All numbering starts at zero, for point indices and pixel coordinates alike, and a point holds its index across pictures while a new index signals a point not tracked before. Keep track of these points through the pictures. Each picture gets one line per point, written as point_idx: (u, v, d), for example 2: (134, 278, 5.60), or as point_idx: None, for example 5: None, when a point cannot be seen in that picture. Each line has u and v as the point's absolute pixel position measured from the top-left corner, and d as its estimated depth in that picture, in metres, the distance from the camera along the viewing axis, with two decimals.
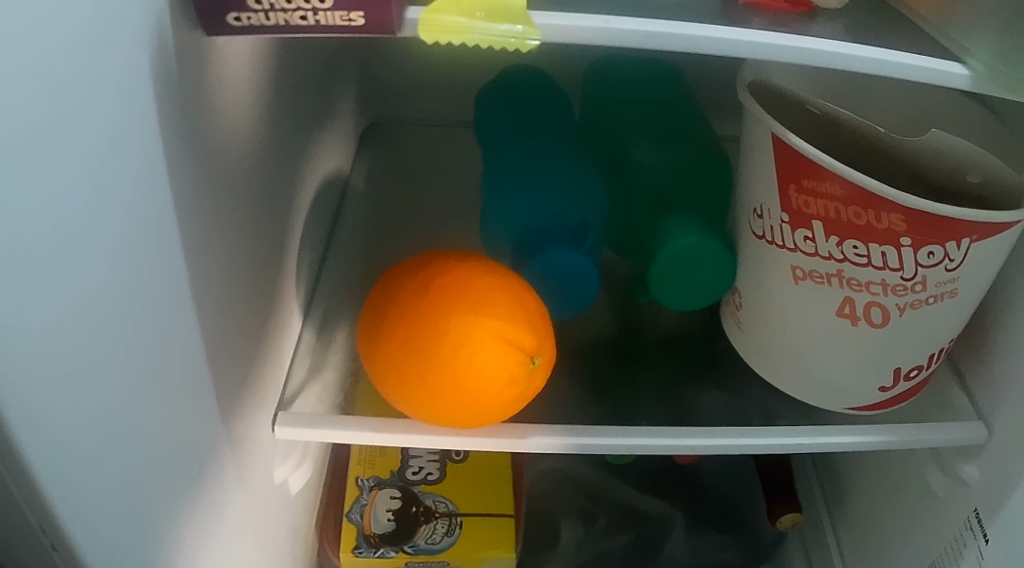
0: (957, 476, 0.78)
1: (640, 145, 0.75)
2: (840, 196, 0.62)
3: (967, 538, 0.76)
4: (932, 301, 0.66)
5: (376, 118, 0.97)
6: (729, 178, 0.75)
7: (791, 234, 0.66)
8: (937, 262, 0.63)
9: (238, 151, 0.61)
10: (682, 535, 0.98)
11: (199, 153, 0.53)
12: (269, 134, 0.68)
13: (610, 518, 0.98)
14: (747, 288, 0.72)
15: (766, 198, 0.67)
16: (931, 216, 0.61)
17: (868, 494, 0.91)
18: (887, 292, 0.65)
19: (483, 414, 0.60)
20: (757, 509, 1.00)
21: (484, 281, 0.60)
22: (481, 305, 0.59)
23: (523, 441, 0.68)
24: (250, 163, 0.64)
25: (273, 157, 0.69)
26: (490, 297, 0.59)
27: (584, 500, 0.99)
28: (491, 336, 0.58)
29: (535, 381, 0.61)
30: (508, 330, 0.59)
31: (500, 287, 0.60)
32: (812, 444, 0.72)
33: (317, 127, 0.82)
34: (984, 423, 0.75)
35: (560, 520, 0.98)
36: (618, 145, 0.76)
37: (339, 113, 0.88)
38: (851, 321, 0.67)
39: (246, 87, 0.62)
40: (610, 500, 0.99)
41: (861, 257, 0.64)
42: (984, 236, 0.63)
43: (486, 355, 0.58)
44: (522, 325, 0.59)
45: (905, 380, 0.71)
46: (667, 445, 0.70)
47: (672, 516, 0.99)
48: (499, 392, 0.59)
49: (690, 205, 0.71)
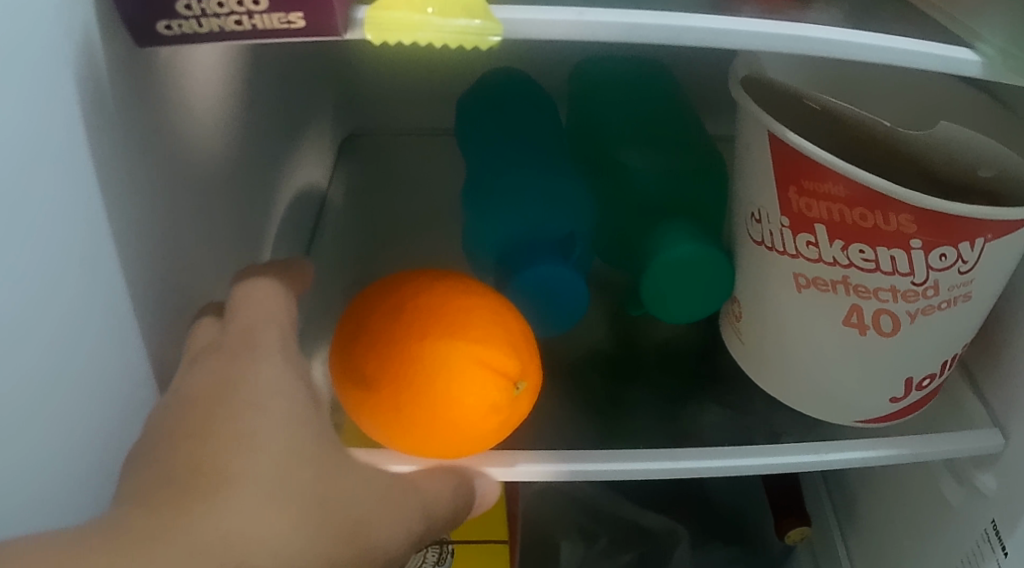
0: (974, 487, 0.73)
1: (629, 147, 0.70)
2: (843, 197, 0.58)
3: (985, 552, 0.72)
4: (945, 306, 0.61)
5: (356, 127, 0.93)
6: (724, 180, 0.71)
7: (792, 239, 0.61)
8: (949, 265, 0.59)
9: (185, 170, 0.57)
10: (688, 551, 0.93)
11: (122, 167, 0.49)
12: (228, 148, 0.64)
13: (613, 537, 0.93)
14: (746, 296, 0.67)
15: (763, 201, 0.62)
16: (944, 215, 0.57)
17: (879, 506, 0.86)
18: (897, 298, 0.61)
19: (465, 444, 0.56)
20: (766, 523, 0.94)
21: (462, 303, 0.56)
22: (459, 329, 0.54)
23: (510, 470, 0.64)
24: (202, 182, 0.59)
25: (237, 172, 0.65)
26: (469, 319, 0.55)
27: (585, 520, 0.94)
28: (471, 361, 0.53)
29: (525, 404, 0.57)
30: (490, 352, 0.54)
31: (480, 309, 0.56)
32: (820, 461, 0.67)
33: (287, 140, 0.77)
34: (1001, 430, 0.70)
35: (559, 541, 0.93)
36: (605, 148, 0.71)
37: (311, 124, 0.83)
38: (859, 330, 0.63)
39: (193, 97, 0.57)
40: (611, 517, 0.94)
41: (868, 262, 0.60)
42: (999, 236, 0.59)
43: (468, 380, 0.53)
44: (504, 346, 0.55)
45: (917, 390, 0.67)
46: (667, 469, 0.66)
47: (676, 531, 0.94)
48: (481, 421, 0.54)
49: (685, 208, 0.66)
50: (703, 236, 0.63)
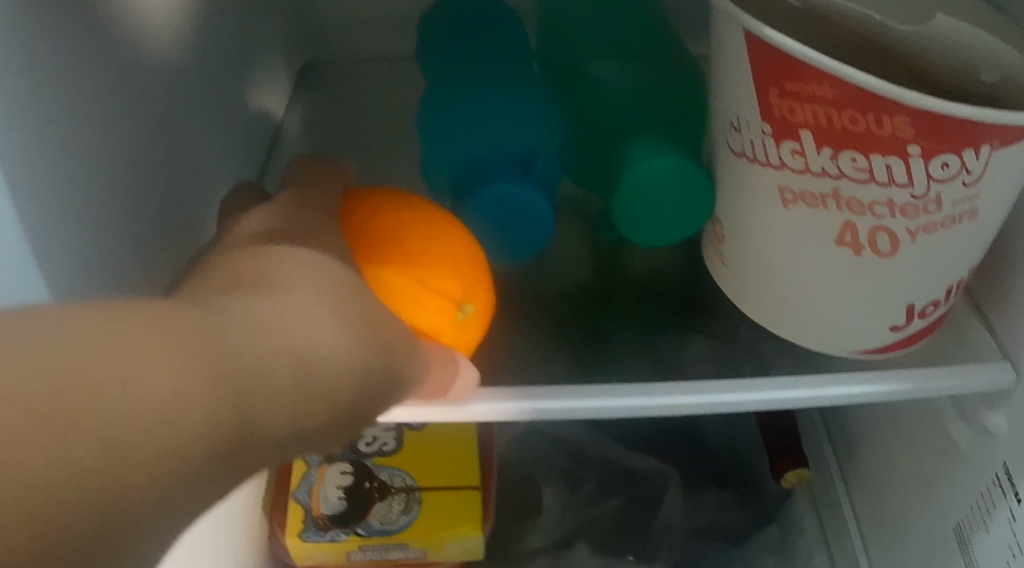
0: (982, 425, 0.68)
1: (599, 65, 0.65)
2: (830, 99, 0.52)
3: (997, 498, 0.66)
4: (948, 224, 0.55)
5: (316, 57, 0.87)
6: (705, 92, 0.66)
7: (776, 149, 0.55)
8: (953, 175, 0.53)
9: (103, 89, 0.51)
10: (678, 498, 0.89)
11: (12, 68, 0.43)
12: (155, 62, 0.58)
13: (598, 480, 0.88)
14: (730, 217, 0.61)
15: (744, 108, 0.56)
16: (944, 118, 0.51)
17: (882, 452, 0.81)
18: (894, 213, 0.55)
19: None
20: (761, 466, 0.90)
21: (400, 220, 0.55)
22: (397, 247, 0.53)
23: (463, 408, 0.59)
24: (125, 105, 0.54)
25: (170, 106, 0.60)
26: (408, 238, 0.54)
27: (569, 463, 0.89)
28: (411, 281, 0.53)
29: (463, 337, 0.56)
30: (431, 273, 0.53)
31: (419, 226, 0.55)
32: (815, 397, 0.62)
33: (235, 67, 0.72)
34: (1012, 364, 0.64)
35: (542, 486, 0.89)
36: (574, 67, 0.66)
37: (263, 52, 0.77)
38: (853, 250, 0.57)
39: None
40: (598, 462, 0.89)
41: (861, 172, 0.54)
42: (1009, 143, 0.52)
43: (408, 300, 0.52)
44: (446, 267, 0.54)
45: (920, 318, 0.61)
46: (643, 406, 0.61)
47: (667, 475, 0.89)
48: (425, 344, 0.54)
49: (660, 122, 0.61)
50: (677, 149, 0.58)
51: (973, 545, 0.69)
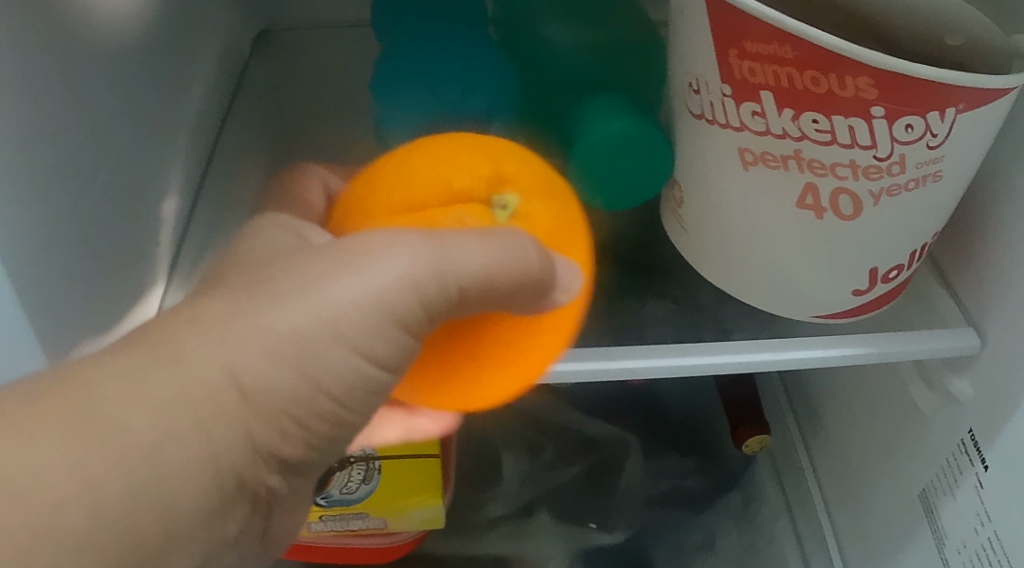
0: (946, 391, 0.68)
1: (555, 33, 0.72)
2: (792, 59, 0.51)
3: (963, 465, 0.66)
4: (912, 188, 0.55)
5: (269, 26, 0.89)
6: (655, 56, 0.73)
7: (736, 110, 0.55)
8: (916, 138, 0.52)
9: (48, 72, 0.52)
10: (638, 464, 0.89)
11: None
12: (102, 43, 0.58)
13: (559, 447, 0.90)
14: (692, 181, 0.61)
15: (703, 69, 0.56)
16: (908, 78, 0.50)
17: (846, 419, 0.81)
18: (856, 175, 0.54)
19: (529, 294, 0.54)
20: (719, 428, 0.92)
21: (391, 167, 0.55)
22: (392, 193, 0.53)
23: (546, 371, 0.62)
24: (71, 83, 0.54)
25: (118, 88, 0.61)
26: (400, 174, 0.54)
27: (527, 430, 0.91)
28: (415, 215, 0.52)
29: (541, 220, 0.54)
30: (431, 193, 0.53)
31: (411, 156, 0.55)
32: (775, 360, 0.64)
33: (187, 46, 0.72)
34: (976, 329, 0.64)
35: (501, 454, 0.90)
36: (533, 38, 0.73)
37: (214, 32, 0.78)
38: (815, 214, 0.56)
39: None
40: (557, 428, 0.91)
41: (823, 133, 0.53)
42: (973, 106, 0.52)
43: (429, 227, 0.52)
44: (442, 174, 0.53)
45: (883, 283, 0.60)
46: (599, 369, 0.62)
47: (626, 440, 0.90)
48: None
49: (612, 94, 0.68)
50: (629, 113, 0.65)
51: (939, 512, 0.69)
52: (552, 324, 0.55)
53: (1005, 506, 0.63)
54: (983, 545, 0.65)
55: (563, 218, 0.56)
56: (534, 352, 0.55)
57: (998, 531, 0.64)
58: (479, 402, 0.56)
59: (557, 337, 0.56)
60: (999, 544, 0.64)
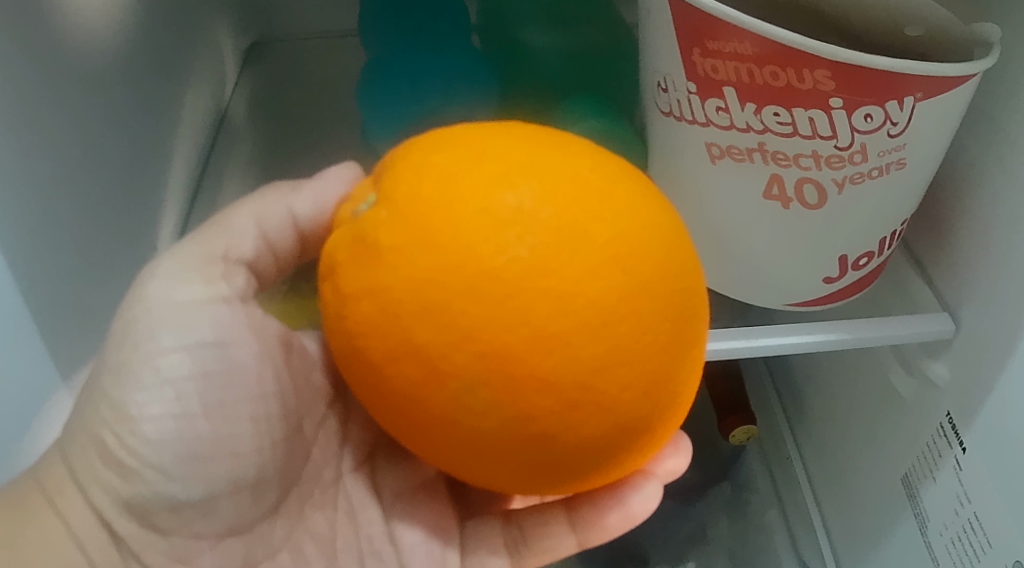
0: (924, 375, 0.69)
1: (534, 34, 0.76)
2: (752, 56, 0.53)
3: (942, 448, 0.68)
4: (875, 175, 0.57)
5: (261, 36, 0.96)
6: (632, 53, 0.77)
7: (702, 107, 0.57)
8: (876, 127, 0.54)
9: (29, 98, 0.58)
10: None
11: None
12: (90, 56, 0.65)
13: None
14: (665, 176, 0.63)
15: (668, 69, 0.58)
16: (864, 70, 0.52)
17: (830, 406, 0.83)
18: (820, 165, 0.56)
19: (425, 282, 0.43)
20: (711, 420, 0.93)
21: None
22: None
23: None
24: (53, 99, 0.61)
25: (105, 99, 0.67)
26: None
27: None
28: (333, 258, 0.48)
29: (404, 180, 0.46)
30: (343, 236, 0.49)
31: None
32: (751, 346, 0.66)
33: (177, 68, 0.79)
34: (950, 314, 0.66)
35: None
36: (510, 36, 0.77)
37: (201, 54, 0.84)
38: (782, 204, 0.59)
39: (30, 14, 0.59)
40: None
41: (785, 126, 0.55)
42: (931, 95, 0.54)
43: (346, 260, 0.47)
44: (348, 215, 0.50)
45: (854, 270, 0.62)
46: None
47: None
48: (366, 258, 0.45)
49: (590, 99, 0.73)
50: (604, 121, 0.70)
51: (922, 496, 0.71)
52: (450, 309, 0.43)
53: (982, 487, 0.64)
54: (963, 526, 0.67)
55: (433, 175, 0.45)
56: (456, 355, 0.43)
57: (977, 512, 0.65)
58: (517, 466, 0.45)
59: (495, 334, 0.43)
60: (978, 524, 0.65)
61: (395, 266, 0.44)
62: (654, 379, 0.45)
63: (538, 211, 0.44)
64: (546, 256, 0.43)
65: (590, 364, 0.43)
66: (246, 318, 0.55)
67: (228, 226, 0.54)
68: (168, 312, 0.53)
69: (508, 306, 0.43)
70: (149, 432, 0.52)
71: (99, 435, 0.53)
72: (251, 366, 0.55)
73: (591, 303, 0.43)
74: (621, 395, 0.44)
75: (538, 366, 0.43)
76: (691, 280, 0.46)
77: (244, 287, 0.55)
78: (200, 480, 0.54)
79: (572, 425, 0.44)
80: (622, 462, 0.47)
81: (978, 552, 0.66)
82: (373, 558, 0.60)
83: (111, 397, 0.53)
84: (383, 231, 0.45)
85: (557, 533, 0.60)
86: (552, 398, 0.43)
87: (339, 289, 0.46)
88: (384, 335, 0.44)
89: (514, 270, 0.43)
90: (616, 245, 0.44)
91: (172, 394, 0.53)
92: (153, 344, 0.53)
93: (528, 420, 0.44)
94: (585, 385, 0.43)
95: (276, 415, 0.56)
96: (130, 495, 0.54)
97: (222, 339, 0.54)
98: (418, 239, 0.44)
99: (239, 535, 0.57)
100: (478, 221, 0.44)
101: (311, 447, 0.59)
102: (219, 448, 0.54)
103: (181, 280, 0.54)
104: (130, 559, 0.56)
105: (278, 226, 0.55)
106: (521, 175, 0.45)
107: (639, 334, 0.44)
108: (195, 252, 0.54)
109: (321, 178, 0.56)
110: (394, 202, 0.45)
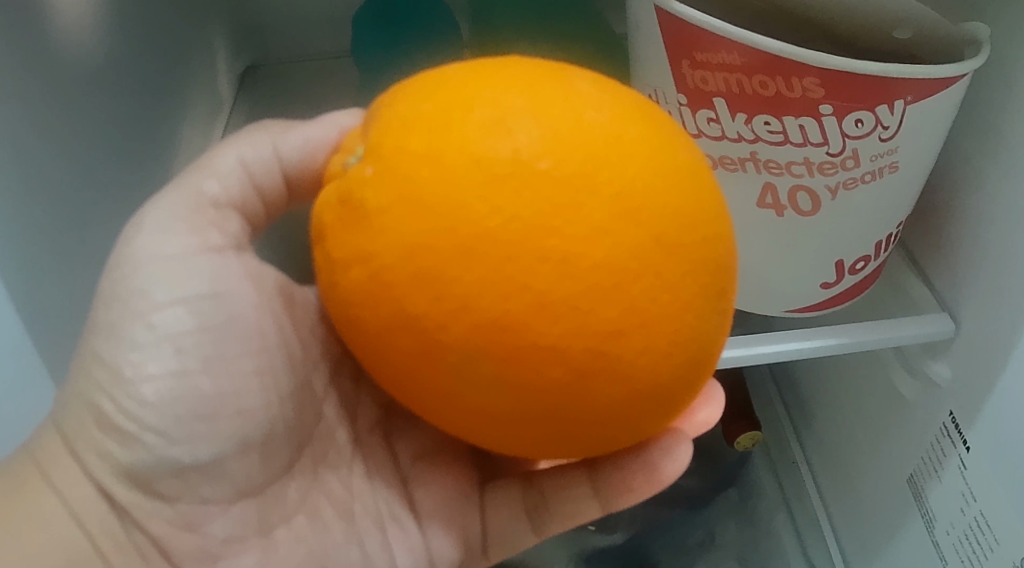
0: (926, 376, 0.69)
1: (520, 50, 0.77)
2: (741, 66, 0.54)
3: (946, 447, 0.68)
4: (869, 179, 0.57)
5: (257, 59, 0.98)
6: (618, 64, 0.79)
7: (692, 118, 0.58)
8: (868, 131, 0.54)
9: (34, 121, 0.60)
10: None
11: None
12: (89, 75, 0.67)
13: None
14: None
15: (658, 82, 0.59)
16: (853, 75, 0.52)
17: (834, 406, 0.83)
18: (812, 172, 0.56)
19: (418, 242, 0.40)
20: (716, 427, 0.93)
21: None
22: None
23: None
24: (57, 117, 0.63)
25: (105, 117, 0.69)
26: None
27: None
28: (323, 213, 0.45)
29: (392, 133, 0.42)
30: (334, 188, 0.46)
31: None
32: (751, 355, 0.67)
33: (174, 85, 0.81)
34: (950, 314, 0.66)
35: None
36: (498, 51, 0.78)
37: (198, 73, 0.86)
38: (776, 211, 0.59)
39: (32, 41, 0.60)
40: None
41: (776, 134, 0.55)
42: (921, 98, 0.54)
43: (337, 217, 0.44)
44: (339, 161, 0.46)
45: (851, 274, 0.62)
46: None
47: None
48: (354, 221, 0.42)
49: None
50: None
51: (927, 496, 0.71)
52: (445, 276, 0.40)
53: (988, 485, 0.64)
54: (970, 524, 0.66)
55: (423, 126, 0.42)
56: (452, 326, 0.40)
57: (983, 510, 0.65)
58: (532, 434, 0.43)
59: (493, 303, 0.40)
60: (985, 522, 0.65)
61: (382, 230, 0.41)
62: (676, 342, 0.41)
63: (537, 161, 0.40)
64: (547, 214, 0.40)
65: (601, 330, 0.40)
66: (240, 267, 0.53)
67: (213, 166, 0.52)
68: (158, 266, 0.51)
69: (509, 272, 0.40)
70: (148, 394, 0.50)
71: (94, 400, 0.51)
72: (250, 316, 0.52)
73: (600, 264, 0.40)
74: (637, 361, 0.41)
75: (544, 336, 0.40)
76: (714, 228, 0.42)
77: (237, 236, 0.53)
78: (207, 440, 0.51)
79: (585, 393, 0.41)
80: (648, 427, 0.44)
81: (987, 550, 0.65)
82: (393, 523, 0.58)
83: (105, 359, 0.50)
84: (370, 190, 0.42)
85: (581, 497, 0.57)
86: (560, 369, 0.40)
87: (329, 254, 0.43)
88: (377, 303, 0.41)
89: (513, 230, 0.40)
90: (625, 198, 0.40)
91: (171, 351, 0.50)
92: (145, 301, 0.50)
93: (536, 392, 0.41)
94: (596, 352, 0.40)
95: (281, 369, 0.53)
96: (130, 462, 0.51)
97: (219, 290, 0.52)
98: (406, 199, 0.41)
99: (250, 498, 0.54)
100: (471, 177, 0.40)
101: (323, 408, 0.57)
102: (226, 406, 0.51)
103: (169, 233, 0.51)
104: (134, 531, 0.53)
105: (265, 168, 0.53)
106: (517, 122, 0.41)
107: (655, 293, 0.40)
108: (181, 201, 0.52)
109: (317, 123, 0.54)
110: (381, 157, 0.42)
